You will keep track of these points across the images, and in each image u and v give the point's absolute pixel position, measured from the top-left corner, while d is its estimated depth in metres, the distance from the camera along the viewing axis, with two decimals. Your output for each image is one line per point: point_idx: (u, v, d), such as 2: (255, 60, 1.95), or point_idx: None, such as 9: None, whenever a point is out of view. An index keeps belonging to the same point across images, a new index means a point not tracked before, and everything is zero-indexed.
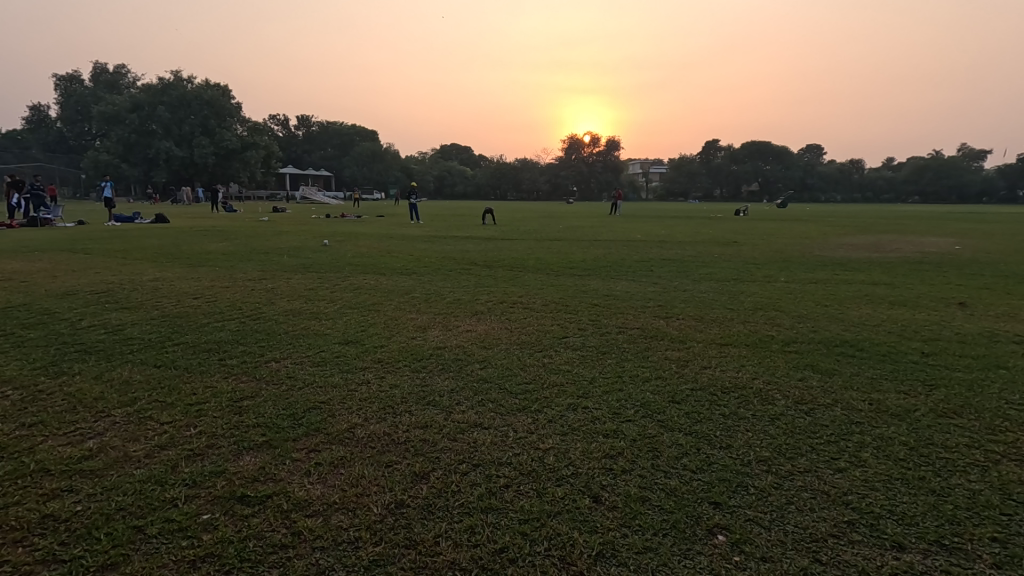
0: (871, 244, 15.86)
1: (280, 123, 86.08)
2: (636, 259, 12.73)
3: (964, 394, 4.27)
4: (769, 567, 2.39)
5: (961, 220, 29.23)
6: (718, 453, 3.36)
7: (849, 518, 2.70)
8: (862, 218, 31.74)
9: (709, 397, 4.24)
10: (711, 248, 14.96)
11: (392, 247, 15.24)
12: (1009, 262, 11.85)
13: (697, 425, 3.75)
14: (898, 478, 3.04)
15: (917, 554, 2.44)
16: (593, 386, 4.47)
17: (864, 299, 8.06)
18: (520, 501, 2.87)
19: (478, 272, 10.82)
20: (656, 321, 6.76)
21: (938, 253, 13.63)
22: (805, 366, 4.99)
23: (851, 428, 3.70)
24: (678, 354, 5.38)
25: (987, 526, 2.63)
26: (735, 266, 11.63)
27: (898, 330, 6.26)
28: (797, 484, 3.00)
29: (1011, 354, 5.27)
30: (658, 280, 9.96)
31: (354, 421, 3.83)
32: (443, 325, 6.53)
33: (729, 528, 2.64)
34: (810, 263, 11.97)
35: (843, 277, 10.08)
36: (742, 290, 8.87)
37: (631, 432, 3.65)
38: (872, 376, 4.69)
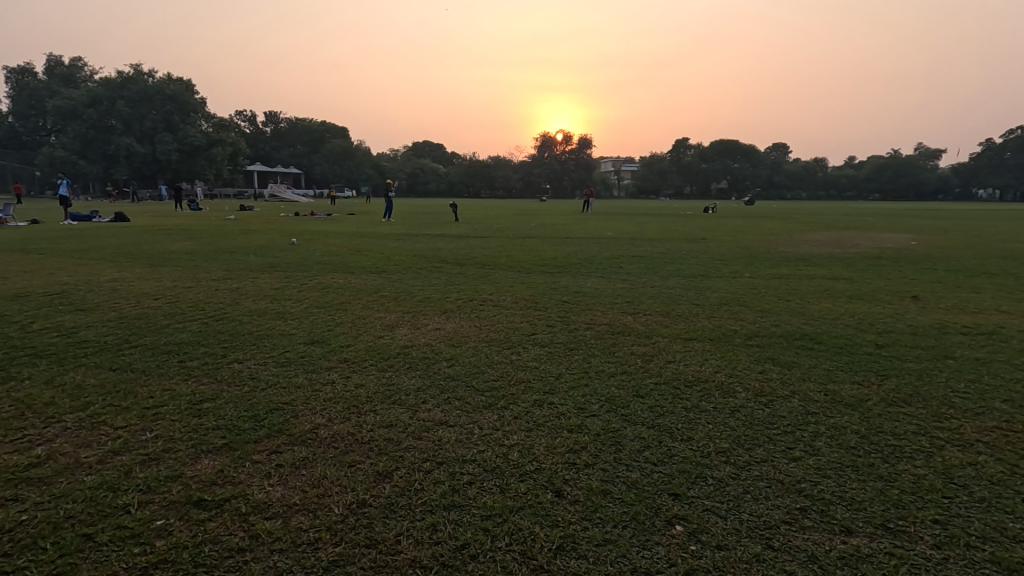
0: (833, 240, 16.40)
1: (246, 119, 84.07)
2: (606, 256, 12.90)
3: (913, 383, 4.45)
4: (724, 555, 2.44)
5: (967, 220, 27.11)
6: (679, 445, 3.43)
7: (801, 505, 2.79)
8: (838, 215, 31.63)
9: (672, 391, 4.32)
10: (680, 246, 15.17)
11: (361, 245, 15.06)
12: (960, 257, 12.40)
13: (659, 418, 3.81)
14: (849, 466, 3.15)
15: (864, 538, 2.54)
16: (559, 382, 4.52)
17: (824, 294, 8.32)
18: (483, 498, 2.88)
19: (448, 270, 10.79)
20: (624, 317, 6.86)
21: (896, 249, 14.11)
22: (765, 359, 5.13)
23: (806, 418, 3.82)
24: (644, 349, 5.47)
25: (930, 508, 2.75)
26: (702, 262, 11.86)
27: (854, 323, 6.48)
28: (753, 474, 3.09)
29: (959, 345, 5.51)
30: (627, 276, 10.10)
31: (318, 421, 3.78)
32: (412, 323, 6.50)
33: (687, 518, 2.70)
34: (773, 259, 12.28)
35: (805, 273, 10.35)
36: (708, 286, 9.05)
37: (595, 426, 3.70)
38: (828, 368, 4.84)
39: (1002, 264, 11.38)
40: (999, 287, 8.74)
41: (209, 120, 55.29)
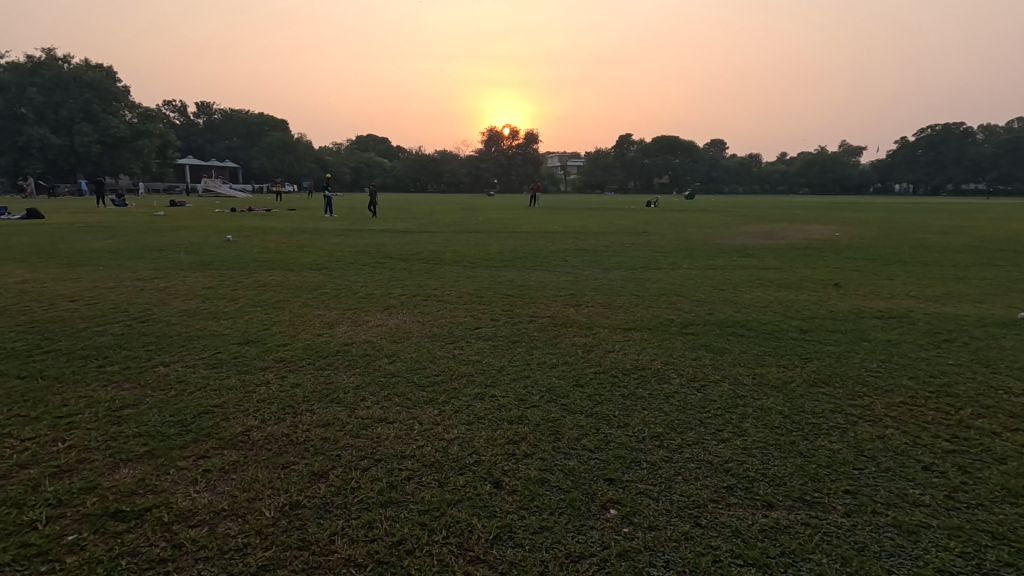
0: (766, 232, 17.20)
1: (176, 109, 79.55)
2: (551, 250, 13.05)
3: (832, 364, 4.75)
4: (655, 535, 2.53)
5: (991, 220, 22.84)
6: (615, 432, 3.52)
7: (728, 483, 2.92)
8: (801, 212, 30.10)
9: (611, 379, 4.44)
10: (622, 239, 15.53)
11: (302, 241, 14.59)
12: (878, 247, 13.31)
13: (597, 406, 3.90)
14: (772, 445, 3.33)
15: (783, 510, 2.69)
16: (501, 375, 4.54)
17: (755, 283, 8.73)
18: (421, 492, 2.86)
19: (392, 266, 10.61)
20: (566, 309, 6.97)
21: (821, 240, 14.93)
22: (699, 346, 5.34)
23: (735, 401, 4.00)
24: (585, 340, 5.58)
25: (842, 480, 2.95)
26: (643, 255, 12.18)
27: (782, 310, 6.83)
28: (685, 456, 3.21)
29: (874, 328, 5.92)
30: (570, 270, 10.24)
31: (250, 423, 3.64)
32: (352, 320, 6.35)
33: (621, 501, 2.78)
34: (710, 251, 12.76)
35: (739, 264, 10.82)
36: (648, 277, 9.30)
37: (535, 417, 3.74)
38: (756, 353, 5.09)
39: (912, 253, 12.29)
40: (910, 274, 9.43)
41: (134, 109, 51.84)
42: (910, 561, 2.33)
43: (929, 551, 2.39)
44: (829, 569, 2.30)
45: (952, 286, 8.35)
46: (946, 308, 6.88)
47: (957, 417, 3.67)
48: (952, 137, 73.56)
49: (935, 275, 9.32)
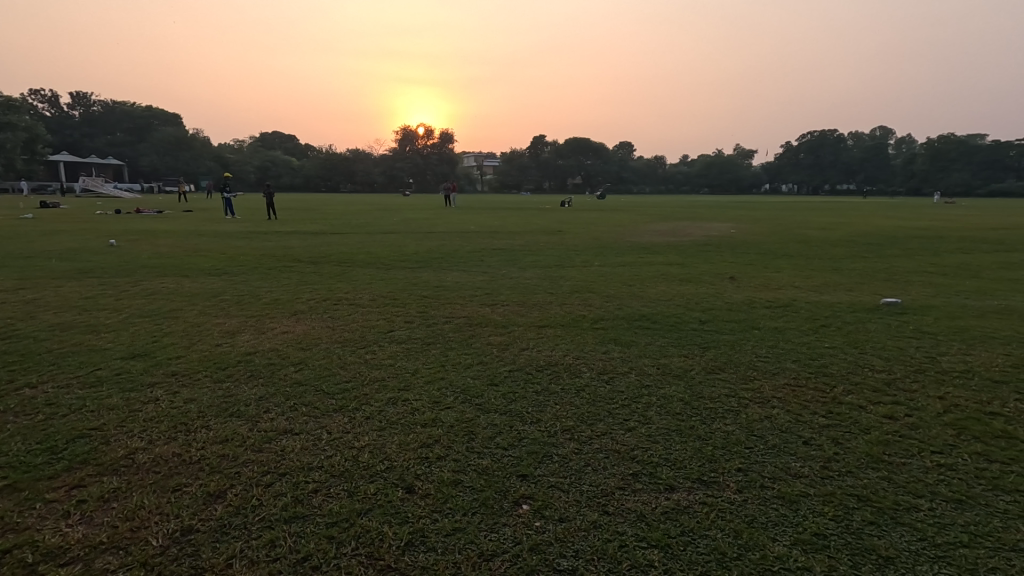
0: (670, 230, 18.25)
1: (46, 100, 71.16)
2: (467, 250, 13.06)
3: (727, 352, 5.12)
4: (566, 526, 2.59)
5: (901, 219, 23.66)
6: (528, 428, 3.57)
7: (633, 471, 3.06)
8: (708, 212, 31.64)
9: (525, 376, 4.51)
10: (538, 238, 15.84)
11: (199, 245, 13.57)
12: (766, 242, 14.54)
13: (511, 404, 3.95)
14: (674, 431, 3.52)
15: (683, 492, 2.86)
16: (414, 378, 4.47)
17: (661, 278, 9.23)
18: (329, 504, 2.75)
19: (301, 269, 10.14)
20: (482, 309, 6.99)
21: (719, 237, 16.03)
22: (609, 340, 5.55)
23: (641, 391, 4.21)
24: (500, 339, 5.63)
25: (735, 459, 3.18)
26: (557, 253, 12.50)
27: (684, 303, 7.25)
28: (594, 447, 3.33)
29: (763, 317, 6.46)
30: (486, 269, 10.29)
31: (136, 445, 3.34)
32: (256, 328, 6.00)
33: (533, 496, 2.83)
34: (619, 248, 13.33)
35: (646, 260, 11.39)
36: (562, 276, 9.55)
37: (448, 419, 3.71)
38: (661, 344, 5.38)
39: (796, 247, 13.54)
40: (794, 266, 10.36)
41: None
42: (791, 528, 2.56)
43: (807, 517, 2.63)
44: (723, 543, 2.47)
45: (829, 277, 9.27)
46: (823, 296, 7.63)
47: (832, 395, 4.08)
48: (828, 142, 81.73)
49: (814, 267, 10.31)
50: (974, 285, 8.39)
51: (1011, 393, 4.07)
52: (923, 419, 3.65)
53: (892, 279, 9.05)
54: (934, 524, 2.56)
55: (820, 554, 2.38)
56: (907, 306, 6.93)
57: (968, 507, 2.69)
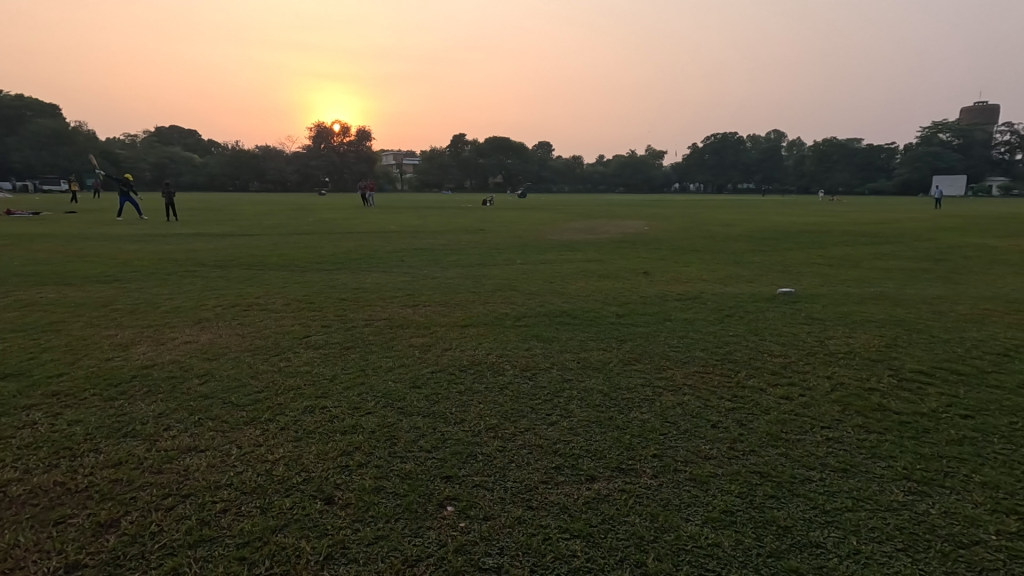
0: (588, 228, 18.82)
1: None
2: (387, 250, 12.77)
3: (643, 344, 5.35)
4: (490, 524, 2.60)
5: (789, 215, 26.06)
6: (452, 429, 3.54)
7: (556, 464, 3.12)
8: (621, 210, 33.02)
9: (448, 377, 4.47)
10: (460, 237, 15.77)
11: (85, 250, 12.28)
12: (677, 238, 15.37)
13: (433, 405, 3.90)
14: (594, 423, 3.63)
15: (603, 481, 2.96)
16: (333, 384, 4.29)
17: (580, 275, 9.48)
18: (241, 523, 2.59)
19: (205, 274, 9.45)
20: (404, 310, 6.86)
21: (634, 234, 16.76)
22: (531, 337, 5.62)
23: (562, 385, 4.30)
24: (422, 340, 5.55)
25: (651, 446, 3.33)
26: (479, 252, 12.50)
27: (603, 299, 7.49)
28: (518, 443, 3.36)
29: (674, 309, 6.82)
30: (407, 269, 10.10)
31: (8, 477, 2.96)
32: (153, 339, 5.51)
33: (458, 497, 2.81)
34: (540, 246, 13.57)
35: (565, 257, 11.66)
36: (484, 274, 9.55)
37: (370, 424, 3.61)
38: (581, 339, 5.53)
39: (703, 242, 14.41)
40: (702, 261, 11.02)
41: None
42: (703, 508, 2.71)
43: (715, 496, 2.81)
44: (641, 528, 2.57)
45: (733, 270, 9.94)
46: (727, 288, 8.17)
47: (736, 380, 4.38)
48: (729, 145, 87.63)
49: (719, 261, 11.02)
50: (854, 274, 9.32)
51: (885, 370, 4.56)
52: (814, 398, 4.01)
53: (786, 270, 9.85)
54: (824, 493, 2.81)
55: (728, 530, 2.54)
56: (799, 295, 7.57)
57: (853, 475, 2.98)
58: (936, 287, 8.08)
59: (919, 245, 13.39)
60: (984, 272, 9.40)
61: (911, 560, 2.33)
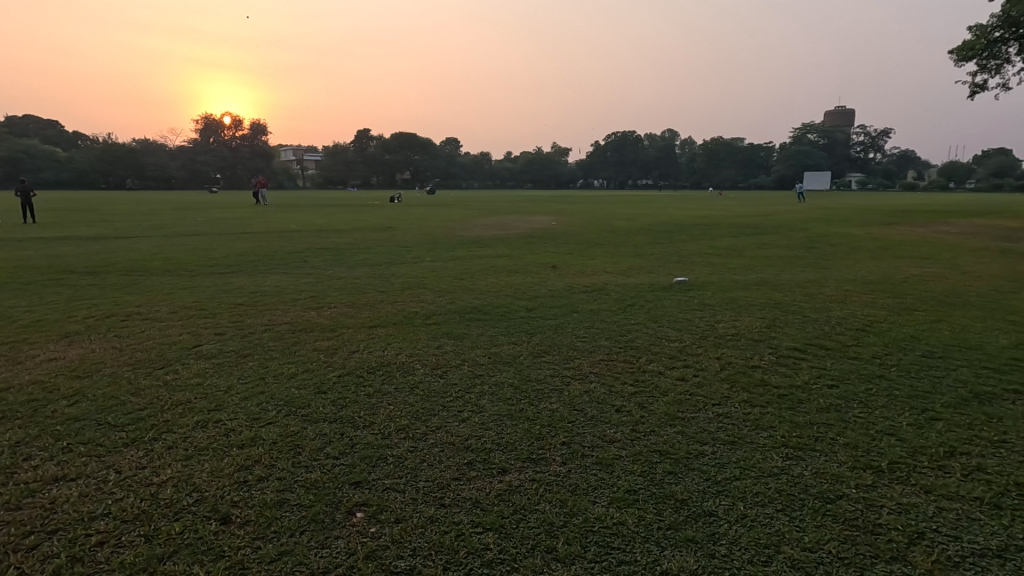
0: (498, 224, 19.01)
1: None
2: (288, 250, 12.11)
3: (551, 335, 5.49)
4: (402, 527, 2.55)
5: (684, 209, 27.88)
6: (360, 433, 3.44)
7: (468, 460, 3.13)
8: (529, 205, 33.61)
9: (355, 380, 4.32)
10: (367, 235, 15.31)
11: None
12: (583, 232, 15.94)
13: (341, 410, 3.76)
14: (505, 416, 3.68)
15: (515, 472, 3.01)
16: (228, 396, 4.01)
17: (490, 270, 9.55)
18: (122, 555, 2.35)
19: (74, 282, 8.45)
20: (307, 313, 6.55)
21: (542, 229, 17.16)
22: (441, 335, 5.58)
23: (474, 381, 4.31)
24: (328, 343, 5.33)
25: (560, 434, 3.43)
26: (388, 250, 12.22)
27: (513, 293, 7.59)
28: (429, 443, 3.32)
29: (581, 301, 7.06)
30: (310, 270, 9.64)
31: None
32: (9, 358, 4.84)
33: (368, 502, 2.73)
34: (450, 243, 13.49)
35: (475, 253, 11.69)
36: (393, 273, 9.33)
37: (270, 435, 3.41)
38: (491, 334, 5.58)
39: (607, 235, 15.06)
40: (605, 254, 11.51)
41: None
42: (608, 489, 2.84)
43: (620, 477, 2.95)
44: (551, 514, 2.64)
45: (634, 261, 10.46)
46: (629, 279, 8.59)
47: (638, 365, 4.62)
48: (629, 142, 91.96)
49: (622, 253, 11.56)
50: (740, 262, 10.16)
51: (766, 349, 5.02)
52: (706, 378, 4.33)
53: (682, 260, 10.54)
54: (715, 465, 3.05)
55: (631, 508, 2.68)
56: (693, 283, 8.13)
57: (739, 446, 3.25)
58: (807, 272, 9.01)
59: (793, 235, 14.85)
60: (845, 257, 10.60)
61: (788, 518, 2.58)
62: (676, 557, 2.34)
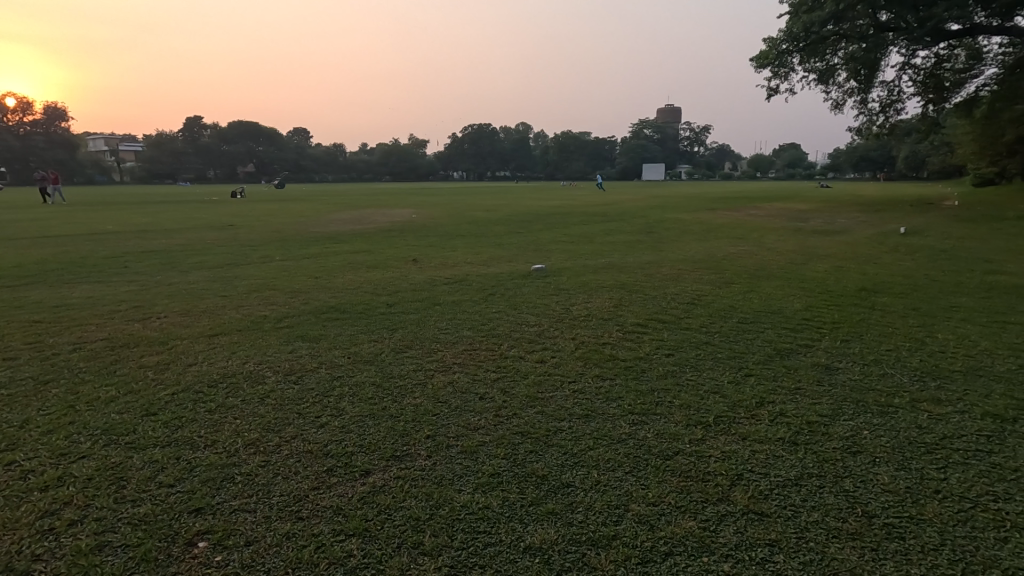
0: (355, 218, 18.23)
1: None
2: (103, 255, 10.44)
3: (414, 330, 5.40)
4: (253, 549, 2.35)
5: (539, 200, 29.09)
6: (201, 454, 3.10)
7: (328, 466, 2.97)
8: (387, 198, 32.63)
9: (193, 397, 3.87)
10: (204, 234, 13.76)
11: None
12: (443, 224, 15.89)
13: (176, 432, 3.34)
14: (368, 416, 3.56)
15: (379, 472, 2.92)
16: (25, 432, 3.35)
17: (347, 267, 9.12)
18: None
19: None
20: (130, 325, 5.71)
21: (402, 222, 16.79)
22: (295, 338, 5.21)
23: (333, 384, 4.09)
24: (158, 358, 4.70)
25: (425, 428, 3.40)
26: (229, 250, 11.08)
27: (373, 289, 7.34)
28: (283, 454, 3.09)
29: (443, 293, 7.05)
30: (133, 277, 8.42)
31: None
32: None
33: (212, 529, 2.47)
34: (302, 240, 12.63)
35: (331, 250, 11.09)
36: (237, 275, 8.49)
37: (86, 470, 2.93)
38: (350, 333, 5.34)
39: (467, 226, 15.20)
40: (466, 245, 11.61)
41: None
42: (473, 476, 2.88)
43: (484, 462, 3.01)
44: (417, 509, 2.61)
45: (494, 251, 10.68)
46: (490, 269, 8.75)
47: (500, 352, 4.74)
48: (485, 135, 93.40)
49: (482, 244, 11.75)
50: (590, 248, 10.88)
51: (615, 327, 5.43)
52: (563, 358, 4.58)
53: (539, 248, 11.00)
54: (571, 439, 3.24)
55: (496, 491, 2.75)
56: (549, 269, 8.53)
57: (593, 419, 3.48)
58: (648, 254, 9.93)
59: (635, 221, 16.28)
60: (678, 240, 11.88)
61: (635, 479, 2.83)
62: (538, 531, 2.45)
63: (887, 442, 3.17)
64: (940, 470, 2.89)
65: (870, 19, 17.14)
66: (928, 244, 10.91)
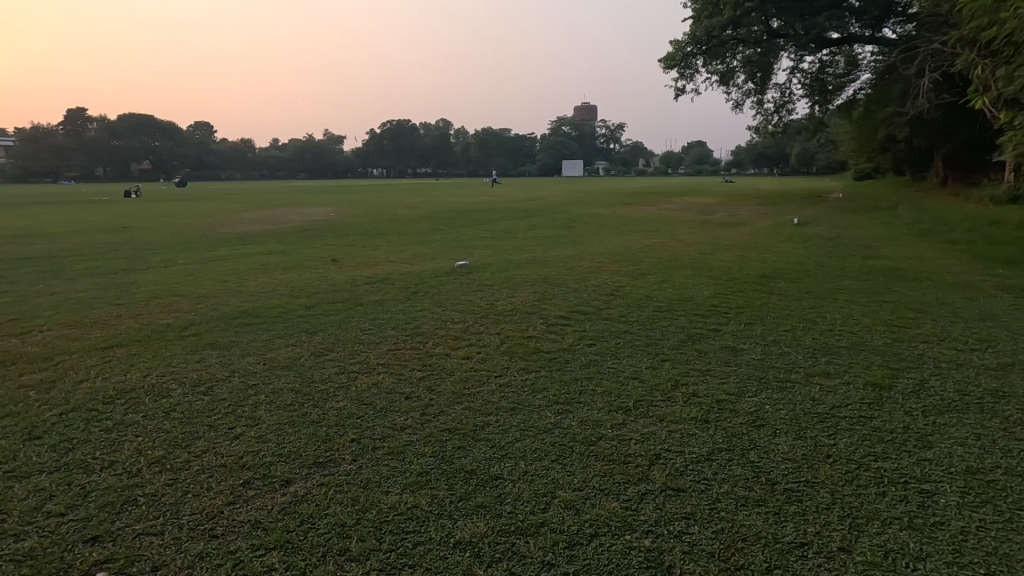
0: (267, 218, 17.29)
1: None
2: None
3: (335, 332, 5.23)
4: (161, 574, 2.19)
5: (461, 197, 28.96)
6: (96, 477, 2.83)
7: (245, 479, 2.81)
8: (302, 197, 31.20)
9: (86, 415, 3.53)
10: (92, 238, 12.51)
11: None
12: (363, 222, 15.45)
13: (66, 455, 3.04)
14: (287, 423, 3.40)
15: (300, 481, 2.81)
16: None
17: (260, 269, 8.65)
18: None
19: None
20: (5, 341, 5.10)
21: (318, 221, 16.13)
22: (203, 347, 4.88)
23: (247, 393, 3.87)
24: (41, 375, 4.24)
25: (349, 431, 3.31)
26: (124, 255, 10.15)
27: (288, 292, 7.01)
28: (193, 470, 2.90)
29: (365, 293, 6.85)
30: (7, 287, 7.50)
31: None
32: None
33: (112, 557, 2.27)
34: (209, 242, 11.82)
35: (242, 252, 10.45)
36: (134, 281, 7.81)
37: None
38: (265, 338, 5.08)
39: (388, 224, 14.86)
40: (388, 243, 11.36)
41: None
42: (401, 476, 2.84)
43: (412, 462, 2.97)
44: (342, 515, 2.54)
45: (417, 249, 10.52)
46: (412, 267, 8.61)
47: (425, 351, 4.69)
48: (404, 131, 91.62)
49: (405, 241, 11.53)
50: (513, 243, 11.00)
51: (539, 320, 5.53)
52: (488, 353, 4.61)
53: (463, 245, 10.96)
54: (499, 432, 3.27)
55: (424, 489, 2.72)
56: (473, 266, 8.53)
57: (519, 411, 3.54)
58: (569, 248, 10.18)
59: (556, 216, 16.64)
60: (597, 234, 12.28)
61: (561, 466, 2.91)
62: (468, 526, 2.46)
63: (785, 414, 3.46)
64: (831, 436, 3.19)
65: (763, 25, 18.50)
66: (818, 233, 11.97)
